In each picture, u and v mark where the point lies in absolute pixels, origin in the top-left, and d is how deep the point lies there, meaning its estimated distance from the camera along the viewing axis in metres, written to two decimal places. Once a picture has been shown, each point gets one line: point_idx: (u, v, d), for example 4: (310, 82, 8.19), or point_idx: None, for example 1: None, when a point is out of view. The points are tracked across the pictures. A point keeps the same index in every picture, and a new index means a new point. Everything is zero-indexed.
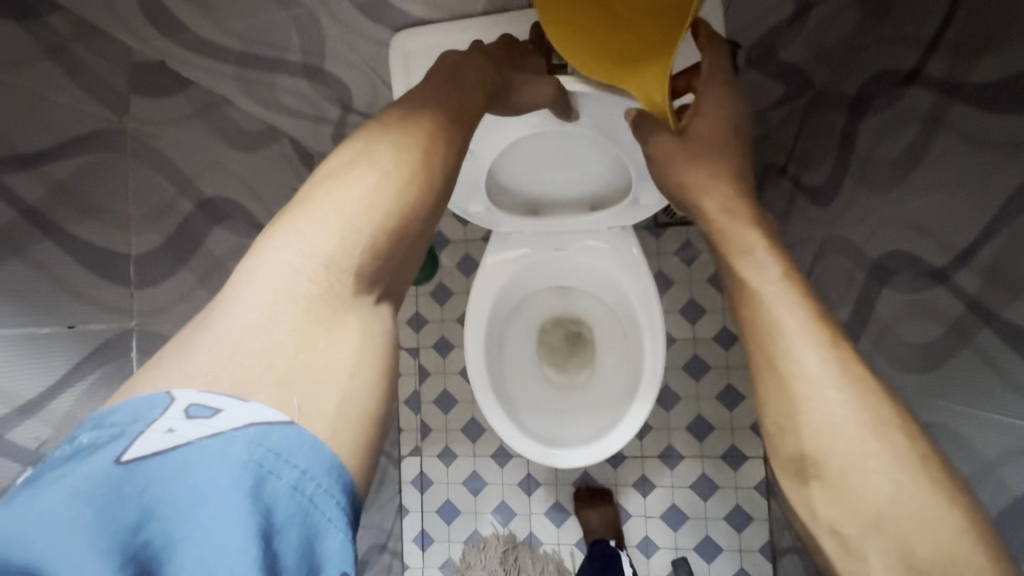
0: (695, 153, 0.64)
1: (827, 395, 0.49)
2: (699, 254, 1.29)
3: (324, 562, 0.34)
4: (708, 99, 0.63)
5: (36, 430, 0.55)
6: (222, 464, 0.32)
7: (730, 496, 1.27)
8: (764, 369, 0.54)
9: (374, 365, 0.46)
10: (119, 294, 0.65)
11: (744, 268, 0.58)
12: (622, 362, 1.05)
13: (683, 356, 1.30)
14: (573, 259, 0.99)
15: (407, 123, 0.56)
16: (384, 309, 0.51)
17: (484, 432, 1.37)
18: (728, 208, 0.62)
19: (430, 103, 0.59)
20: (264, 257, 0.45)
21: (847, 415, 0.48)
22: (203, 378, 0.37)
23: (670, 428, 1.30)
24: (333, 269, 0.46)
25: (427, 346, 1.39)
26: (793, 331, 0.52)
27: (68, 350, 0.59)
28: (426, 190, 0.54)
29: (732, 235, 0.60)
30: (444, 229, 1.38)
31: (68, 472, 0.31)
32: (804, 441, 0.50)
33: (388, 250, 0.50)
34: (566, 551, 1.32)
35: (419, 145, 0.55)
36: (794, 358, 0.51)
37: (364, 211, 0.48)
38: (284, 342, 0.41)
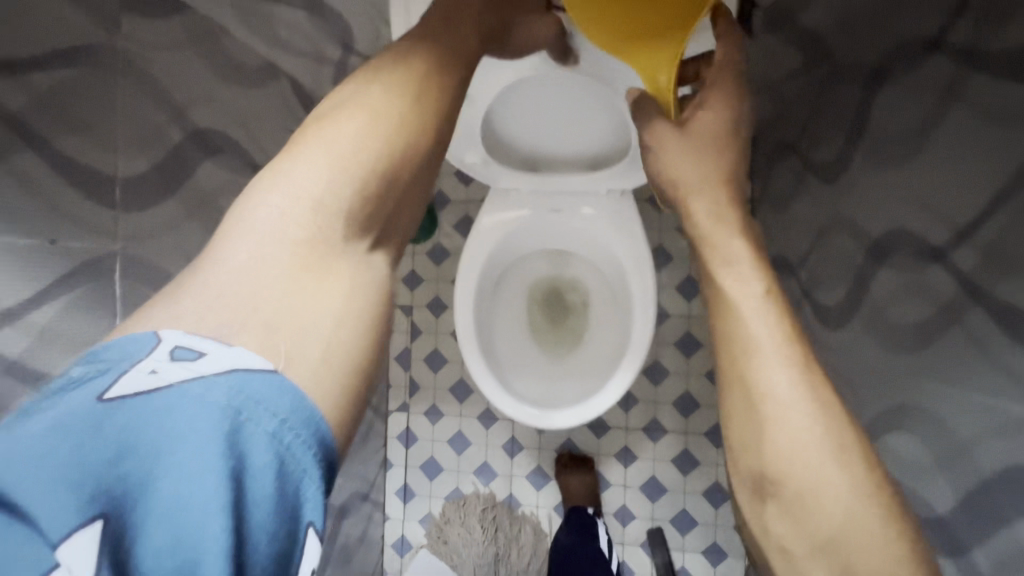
0: (694, 146, 0.63)
1: (794, 421, 0.48)
2: None
3: (298, 512, 0.34)
4: (715, 93, 0.63)
5: (16, 340, 0.54)
6: (200, 410, 0.31)
7: (710, 473, 1.28)
8: (734, 386, 0.52)
9: (362, 313, 0.46)
10: (103, 216, 0.63)
11: (724, 279, 0.56)
12: (613, 329, 1.04)
13: (676, 331, 1.29)
14: (568, 223, 0.97)
15: (399, 64, 0.54)
16: (378, 261, 0.50)
17: (471, 392, 1.38)
18: (716, 210, 0.60)
19: (425, 44, 0.57)
20: (252, 200, 0.44)
21: (812, 442, 0.47)
22: (187, 320, 0.37)
23: (657, 402, 1.30)
24: (322, 214, 0.45)
25: (421, 304, 1.39)
26: (767, 352, 0.51)
27: (46, 264, 0.57)
28: (420, 134, 0.52)
29: (717, 245, 0.58)
30: (445, 188, 1.36)
31: (52, 404, 0.30)
32: (766, 462, 0.49)
33: (380, 195, 0.49)
34: (544, 513, 1.34)
35: (410, 86, 0.53)
36: (766, 376, 0.50)
37: (353, 154, 0.47)
38: (270, 287, 0.41)
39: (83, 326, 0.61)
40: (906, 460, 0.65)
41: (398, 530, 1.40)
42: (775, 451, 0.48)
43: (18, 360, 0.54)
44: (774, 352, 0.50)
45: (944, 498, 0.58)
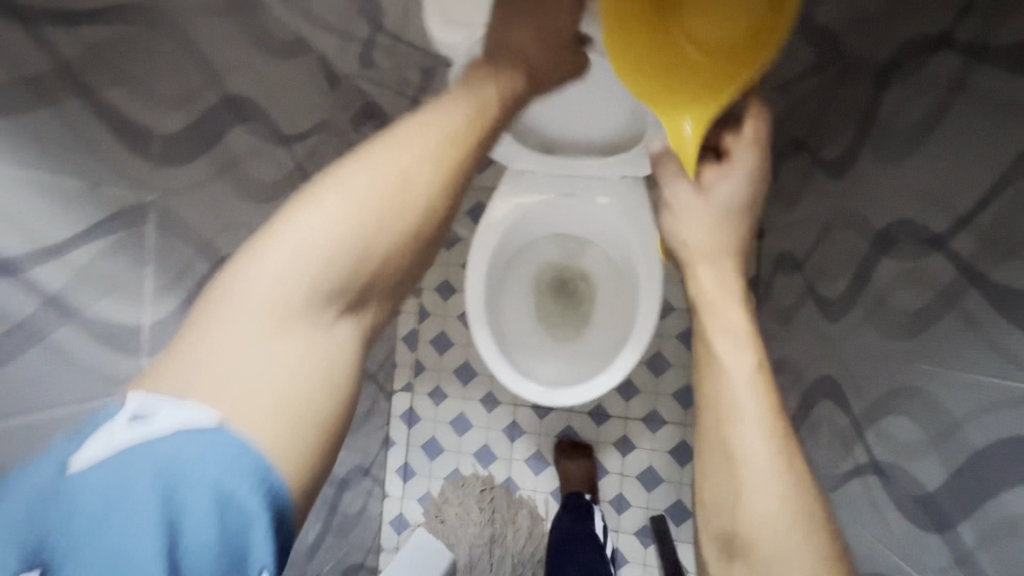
0: (714, 214, 0.64)
1: (765, 487, 0.51)
2: None
3: (233, 557, 0.41)
4: (739, 160, 0.65)
5: (58, 276, 0.55)
6: (140, 475, 0.39)
7: None
8: (707, 441, 0.56)
9: (318, 381, 0.49)
10: (143, 169, 0.65)
11: (717, 345, 0.57)
12: (617, 317, 1.07)
13: (680, 325, 1.32)
14: (581, 208, 1.00)
15: (392, 140, 0.57)
16: (351, 319, 0.54)
17: (476, 376, 1.40)
18: (720, 278, 0.62)
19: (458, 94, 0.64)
20: (229, 275, 0.49)
21: (780, 510, 0.50)
22: (153, 390, 0.43)
23: (658, 394, 1.33)
24: (287, 289, 0.49)
25: (431, 287, 1.42)
26: (748, 412, 0.53)
27: (88, 206, 0.58)
28: (397, 209, 0.55)
29: (718, 312, 0.59)
30: None
31: (26, 471, 0.39)
32: (739, 522, 0.51)
33: (351, 267, 0.52)
34: (541, 498, 1.36)
35: (393, 162, 0.55)
36: (737, 435, 0.53)
37: (323, 229, 0.51)
38: (225, 358, 0.45)
39: (118, 268, 0.63)
40: (900, 443, 0.67)
41: (397, 507, 1.42)
42: (745, 520, 0.51)
43: (59, 295, 0.55)
44: (753, 420, 0.53)
45: (934, 477, 0.60)
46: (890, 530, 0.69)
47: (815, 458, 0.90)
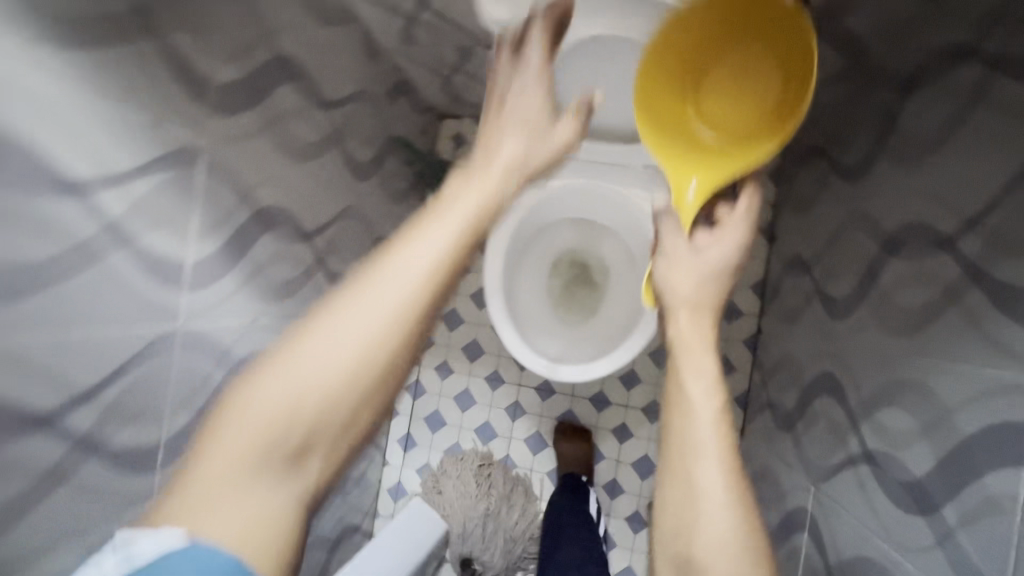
0: (701, 272, 0.70)
1: (715, 517, 0.55)
2: None
3: None
4: (732, 229, 0.73)
5: (116, 202, 0.59)
6: None
7: None
8: (673, 463, 0.59)
9: (282, 529, 0.47)
10: (197, 115, 0.67)
11: (689, 383, 0.62)
12: (626, 304, 1.10)
13: None
14: (603, 193, 1.03)
15: (385, 267, 0.51)
16: (320, 460, 0.49)
17: (483, 353, 1.44)
18: (697, 328, 0.66)
19: (486, 153, 0.62)
20: (212, 416, 0.47)
21: (731, 546, 0.54)
22: (133, 531, 0.44)
23: (659, 384, 1.36)
24: (256, 438, 0.46)
25: None
26: (709, 447, 0.58)
27: (150, 143, 0.62)
28: (374, 357, 0.49)
29: (693, 352, 0.64)
30: None
31: None
32: (694, 547, 0.55)
33: (325, 415, 0.48)
34: (536, 476, 1.42)
35: (377, 296, 0.50)
36: (701, 470, 0.57)
37: (298, 378, 0.47)
38: (196, 503, 0.44)
39: (172, 205, 0.66)
40: (892, 433, 0.70)
41: (395, 475, 1.46)
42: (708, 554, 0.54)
43: (116, 221, 0.59)
44: (714, 456, 0.58)
45: (923, 465, 0.63)
46: (876, 515, 0.72)
47: (808, 451, 0.94)
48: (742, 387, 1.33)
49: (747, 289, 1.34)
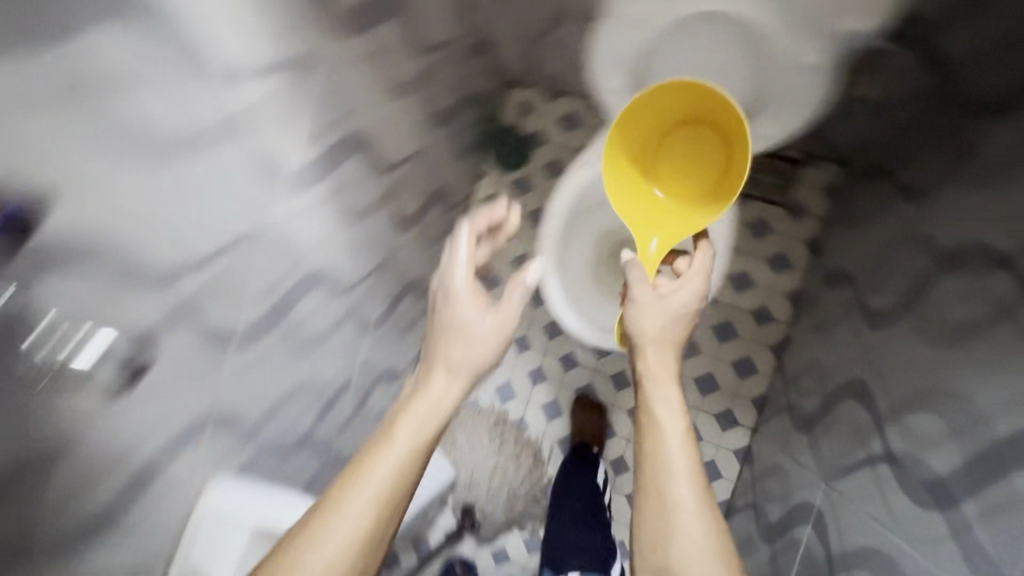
0: (672, 318, 0.83)
1: (691, 526, 0.71)
2: (770, 232, 1.38)
3: None
4: (693, 277, 0.86)
5: (250, 95, 0.65)
6: None
7: (709, 450, 1.38)
8: (646, 476, 0.76)
9: None
10: (311, 26, 0.71)
11: (656, 409, 0.78)
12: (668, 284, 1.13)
13: (716, 316, 1.40)
14: None
15: (430, 377, 0.72)
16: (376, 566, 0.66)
17: (514, 317, 1.50)
18: (662, 359, 0.83)
19: (428, 371, 0.73)
20: (317, 507, 0.63)
21: (701, 547, 0.70)
22: None
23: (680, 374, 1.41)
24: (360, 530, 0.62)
25: None
26: (679, 470, 0.74)
27: (279, 48, 0.67)
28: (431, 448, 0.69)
29: (655, 383, 0.81)
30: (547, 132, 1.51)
31: None
32: (671, 556, 0.71)
33: (403, 491, 0.65)
34: (546, 444, 1.46)
35: (432, 399, 0.70)
36: (676, 490, 0.73)
37: (389, 473, 0.64)
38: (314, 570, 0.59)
39: (291, 111, 0.72)
40: (922, 433, 0.73)
41: None
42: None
43: (243, 113, 0.65)
44: (686, 479, 0.73)
45: (952, 463, 0.67)
46: (892, 510, 0.75)
47: (825, 451, 0.98)
48: (761, 391, 1.37)
49: (781, 297, 1.37)
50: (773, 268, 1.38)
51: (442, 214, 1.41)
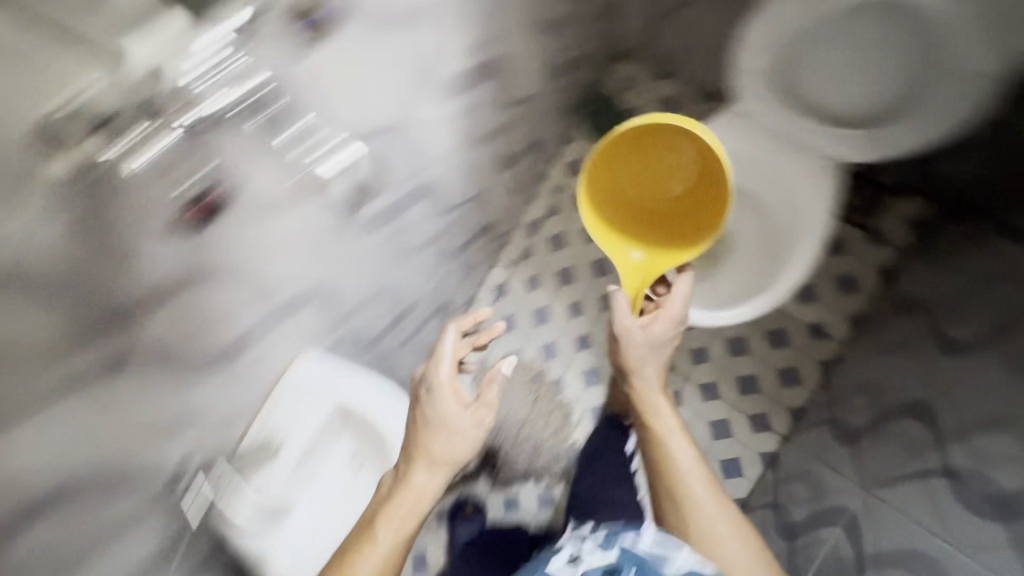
0: (648, 356, 0.98)
1: (710, 516, 0.91)
2: (847, 251, 1.38)
3: None
4: (671, 304, 0.95)
5: None
6: None
7: (736, 448, 1.41)
8: (666, 480, 0.96)
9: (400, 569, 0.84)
10: None
11: (655, 428, 0.99)
12: (750, 270, 1.13)
13: (773, 322, 1.42)
14: (778, 164, 1.06)
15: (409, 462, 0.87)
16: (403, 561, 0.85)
17: (573, 282, 1.53)
18: (652, 389, 1.00)
19: (420, 444, 0.86)
20: (362, 534, 0.84)
21: (721, 529, 0.91)
22: None
23: (724, 369, 1.44)
24: (398, 533, 0.83)
25: (572, 190, 1.56)
26: (685, 472, 0.94)
27: None
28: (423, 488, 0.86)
29: (651, 407, 0.99)
30: (646, 108, 1.52)
31: None
32: (701, 538, 0.91)
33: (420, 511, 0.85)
34: (580, 408, 1.50)
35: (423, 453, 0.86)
36: (686, 491, 0.93)
37: (411, 488, 0.85)
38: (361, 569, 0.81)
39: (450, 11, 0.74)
40: None
41: None
42: (717, 561, 0.89)
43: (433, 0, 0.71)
44: (692, 481, 0.94)
45: None
46: None
47: None
48: (801, 402, 1.39)
49: (843, 316, 1.38)
50: (841, 288, 1.38)
51: (530, 166, 1.44)
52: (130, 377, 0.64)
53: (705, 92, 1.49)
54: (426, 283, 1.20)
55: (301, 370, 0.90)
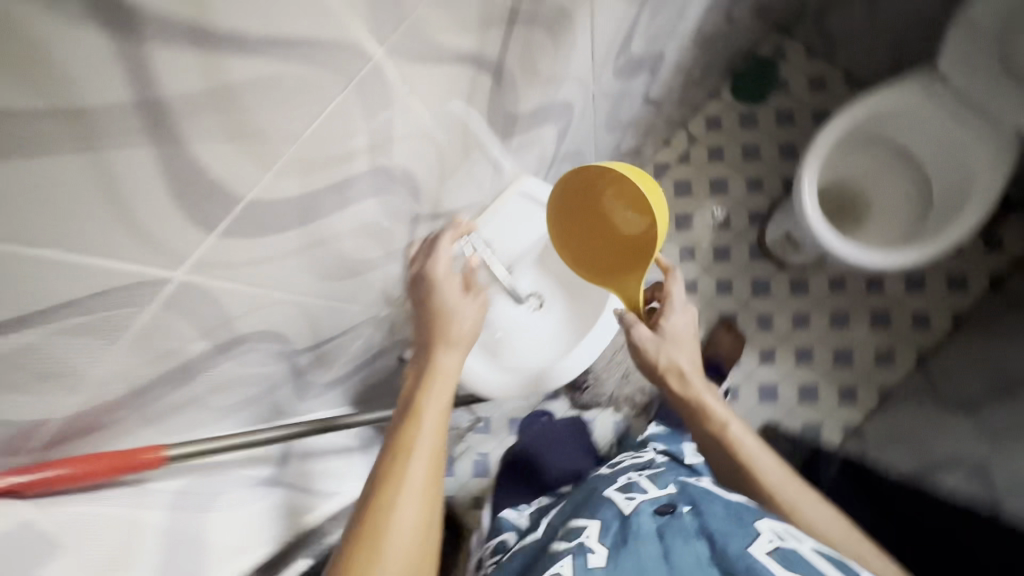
0: (677, 342, 0.81)
1: (803, 500, 0.73)
2: (962, 253, 1.45)
3: None
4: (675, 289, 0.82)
5: None
6: None
7: (821, 415, 1.44)
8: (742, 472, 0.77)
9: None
10: None
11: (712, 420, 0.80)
12: (893, 232, 1.26)
13: (877, 304, 1.48)
14: (955, 133, 1.13)
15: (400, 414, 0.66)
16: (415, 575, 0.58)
17: (690, 229, 1.57)
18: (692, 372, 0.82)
19: (435, 333, 0.71)
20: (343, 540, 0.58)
21: (818, 513, 0.72)
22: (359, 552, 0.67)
23: (821, 339, 1.49)
24: (404, 516, 0.58)
25: (705, 143, 1.60)
26: (757, 456, 0.77)
27: None
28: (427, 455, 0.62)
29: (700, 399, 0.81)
30: (793, 83, 1.59)
31: None
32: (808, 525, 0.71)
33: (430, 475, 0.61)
34: None
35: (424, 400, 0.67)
36: (767, 476, 0.75)
37: (416, 458, 0.61)
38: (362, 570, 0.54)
39: None
40: None
41: None
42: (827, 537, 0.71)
43: None
44: (768, 462, 0.77)
45: None
46: None
47: None
48: (891, 385, 1.43)
49: (947, 312, 1.44)
50: (949, 285, 1.45)
51: (682, 104, 1.48)
52: (483, 90, 0.59)
53: (853, 80, 1.57)
54: None
55: (521, 191, 0.87)
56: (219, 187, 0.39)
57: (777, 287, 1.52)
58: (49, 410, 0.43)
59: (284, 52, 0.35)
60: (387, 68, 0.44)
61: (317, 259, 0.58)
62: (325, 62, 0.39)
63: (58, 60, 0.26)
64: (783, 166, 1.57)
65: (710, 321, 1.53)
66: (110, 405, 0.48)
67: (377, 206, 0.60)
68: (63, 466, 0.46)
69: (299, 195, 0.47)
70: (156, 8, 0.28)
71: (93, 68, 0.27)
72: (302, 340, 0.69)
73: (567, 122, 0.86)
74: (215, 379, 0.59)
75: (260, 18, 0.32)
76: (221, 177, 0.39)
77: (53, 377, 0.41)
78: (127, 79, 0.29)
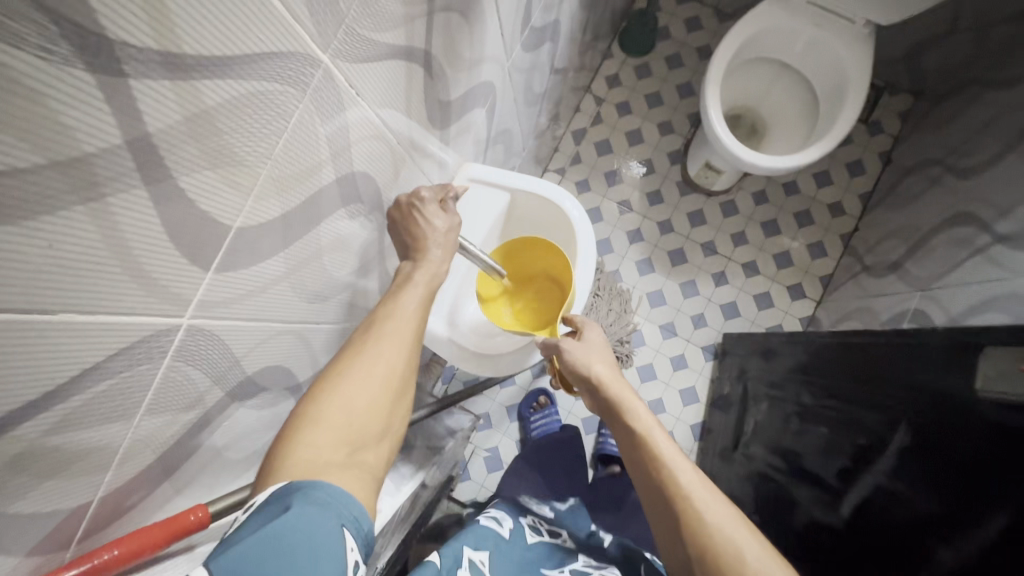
0: (595, 350, 0.78)
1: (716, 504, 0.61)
2: (853, 141, 1.64)
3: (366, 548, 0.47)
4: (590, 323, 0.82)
5: None
6: (297, 531, 0.42)
7: (779, 316, 1.58)
8: (653, 484, 0.65)
9: (358, 460, 0.52)
10: None
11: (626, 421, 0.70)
12: (795, 137, 1.40)
13: (798, 205, 1.63)
14: (820, 36, 1.26)
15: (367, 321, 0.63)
16: (360, 455, 0.53)
17: (621, 183, 1.66)
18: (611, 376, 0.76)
19: (423, 241, 0.71)
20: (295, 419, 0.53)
21: (731, 522, 0.59)
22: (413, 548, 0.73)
23: (761, 249, 1.62)
24: (359, 405, 0.55)
25: (611, 102, 1.69)
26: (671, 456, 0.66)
27: None
28: (385, 357, 0.58)
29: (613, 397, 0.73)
30: (673, 29, 1.71)
31: (333, 522, 0.44)
32: (714, 539, 0.58)
33: (391, 366, 0.58)
34: (637, 294, 1.60)
35: (385, 308, 0.64)
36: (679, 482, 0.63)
37: (381, 350, 0.59)
38: (314, 444, 0.51)
39: None
40: None
41: None
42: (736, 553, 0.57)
43: None
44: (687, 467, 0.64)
45: None
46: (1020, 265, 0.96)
47: (928, 270, 1.21)
48: (827, 270, 1.59)
49: (856, 195, 1.62)
50: (849, 171, 1.63)
51: (581, 70, 1.56)
52: (416, 83, 0.62)
53: (721, 14, 1.71)
54: (519, 154, 1.26)
55: (470, 177, 0.91)
56: (207, 218, 0.40)
57: (711, 214, 1.64)
58: (85, 493, 0.41)
59: (240, 69, 0.36)
60: (335, 67, 0.46)
61: (302, 282, 0.58)
62: (277, 66, 0.39)
63: (56, 113, 0.26)
64: (685, 104, 1.69)
65: (662, 261, 1.62)
66: (127, 492, 0.46)
67: (344, 217, 0.61)
68: (112, 549, 0.44)
69: (278, 213, 0.48)
70: (129, 42, 0.28)
71: (82, 110, 0.27)
72: (300, 371, 0.68)
73: (492, 102, 0.89)
74: (231, 430, 0.58)
75: (219, 39, 0.34)
76: (207, 207, 0.39)
77: (84, 456, 0.39)
78: (115, 117, 0.29)
